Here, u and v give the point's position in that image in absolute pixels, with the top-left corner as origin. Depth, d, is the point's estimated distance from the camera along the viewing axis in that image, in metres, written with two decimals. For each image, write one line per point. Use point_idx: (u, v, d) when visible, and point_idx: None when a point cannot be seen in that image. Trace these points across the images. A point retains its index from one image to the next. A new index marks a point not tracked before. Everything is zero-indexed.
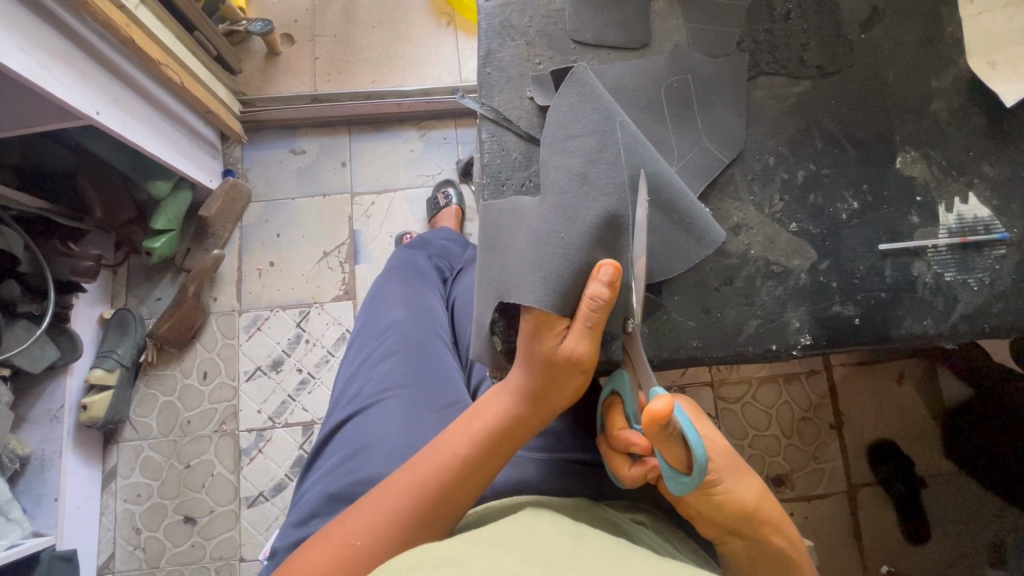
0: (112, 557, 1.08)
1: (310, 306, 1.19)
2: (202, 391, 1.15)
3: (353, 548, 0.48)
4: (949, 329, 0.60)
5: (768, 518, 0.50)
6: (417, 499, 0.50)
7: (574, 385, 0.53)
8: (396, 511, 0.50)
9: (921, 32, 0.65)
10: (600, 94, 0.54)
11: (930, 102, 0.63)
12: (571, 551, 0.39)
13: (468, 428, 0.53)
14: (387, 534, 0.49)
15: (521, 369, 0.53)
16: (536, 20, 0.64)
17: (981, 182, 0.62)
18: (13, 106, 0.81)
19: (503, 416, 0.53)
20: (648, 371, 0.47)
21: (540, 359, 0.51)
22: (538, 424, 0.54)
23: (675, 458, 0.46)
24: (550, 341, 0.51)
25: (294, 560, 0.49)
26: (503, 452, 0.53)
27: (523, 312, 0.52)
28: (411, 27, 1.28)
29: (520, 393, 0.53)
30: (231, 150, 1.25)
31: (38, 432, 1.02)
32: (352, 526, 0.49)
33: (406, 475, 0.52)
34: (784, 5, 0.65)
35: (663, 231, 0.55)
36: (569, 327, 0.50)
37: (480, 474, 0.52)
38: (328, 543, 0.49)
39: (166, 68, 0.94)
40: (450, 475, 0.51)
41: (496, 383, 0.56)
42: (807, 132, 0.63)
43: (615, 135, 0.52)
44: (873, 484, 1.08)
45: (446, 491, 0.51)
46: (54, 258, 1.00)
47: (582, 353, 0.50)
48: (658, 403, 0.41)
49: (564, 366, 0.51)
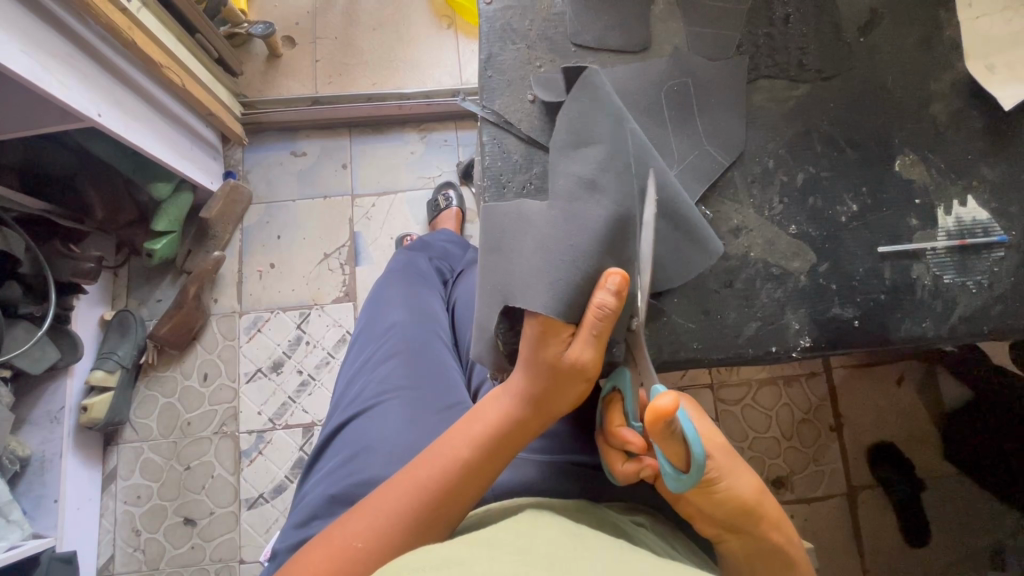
0: (112, 559, 1.08)
1: (311, 307, 1.19)
2: (203, 393, 1.15)
3: (353, 551, 0.48)
4: (948, 332, 0.60)
5: (767, 515, 0.50)
6: (418, 502, 0.50)
7: (576, 389, 0.53)
8: (396, 514, 0.50)
9: (919, 36, 0.65)
10: (611, 103, 0.55)
11: (929, 106, 0.64)
12: (572, 552, 0.39)
13: (469, 430, 0.53)
14: (387, 537, 0.49)
15: (522, 372, 0.53)
16: (536, 24, 0.65)
17: (980, 185, 0.62)
18: (16, 108, 0.81)
19: (503, 418, 0.53)
20: (652, 371, 0.48)
21: (542, 363, 0.51)
22: (539, 427, 0.54)
23: (675, 456, 0.46)
24: (552, 345, 0.51)
25: (294, 562, 0.49)
26: (504, 454, 0.54)
27: (528, 316, 0.52)
28: (411, 30, 1.29)
29: (520, 396, 0.53)
30: (231, 152, 1.26)
31: (38, 434, 1.02)
32: (352, 529, 0.49)
33: (407, 478, 0.52)
34: (784, 9, 0.65)
35: (669, 242, 0.55)
36: (572, 332, 0.51)
37: (479, 477, 0.52)
38: (329, 546, 0.49)
39: (168, 70, 0.94)
40: (450, 477, 0.51)
41: (496, 386, 0.56)
42: (806, 135, 0.63)
43: (626, 145, 0.53)
44: (873, 487, 1.08)
45: (447, 493, 0.51)
46: (55, 260, 1.00)
47: (585, 360, 0.50)
48: (664, 399, 0.41)
49: (566, 371, 0.51)
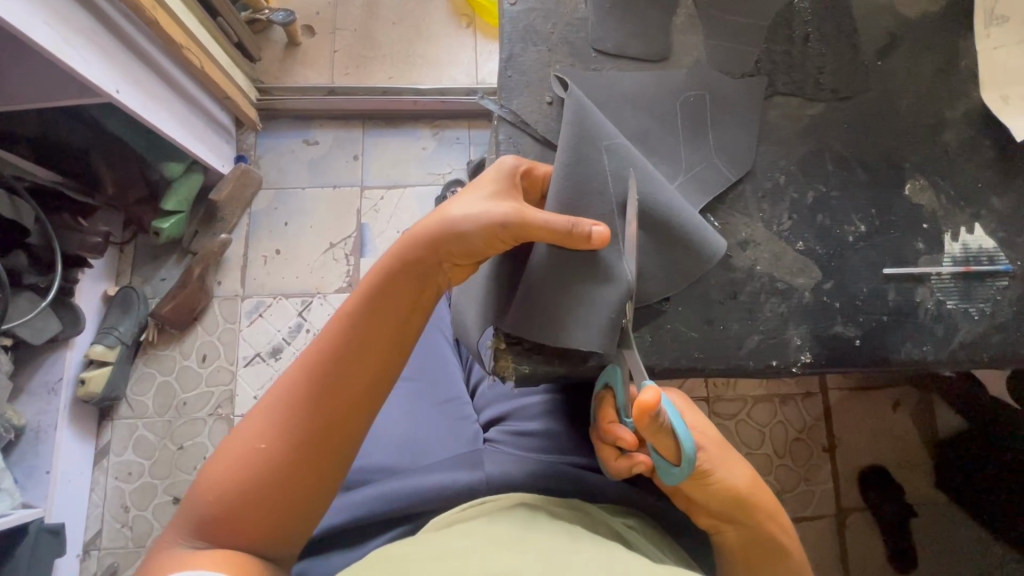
0: (99, 534, 1.08)
1: (313, 296, 1.20)
2: (200, 373, 1.16)
3: (257, 451, 0.50)
4: (947, 357, 0.60)
5: (761, 505, 0.53)
6: (310, 380, 0.51)
7: (463, 275, 0.56)
8: (288, 395, 0.51)
9: (937, 63, 0.66)
10: (592, 117, 0.55)
11: (941, 133, 0.64)
12: (561, 545, 0.43)
13: (358, 298, 0.53)
14: (235, 514, 0.48)
15: (404, 253, 0.53)
16: (559, 28, 0.65)
17: (988, 214, 0.63)
18: (38, 80, 0.82)
19: (390, 270, 0.53)
20: (641, 364, 0.52)
21: (424, 248, 0.53)
22: (431, 270, 0.54)
23: (668, 450, 0.49)
24: (446, 215, 0.53)
25: (153, 545, 0.50)
26: (383, 398, 0.55)
27: (497, 171, 0.55)
28: (432, 27, 1.30)
29: (399, 323, 0.54)
30: (244, 137, 1.26)
31: (34, 404, 1.03)
32: (195, 499, 0.49)
33: (296, 365, 0.52)
34: (805, 27, 0.66)
35: (659, 254, 0.56)
36: (506, 176, 0.54)
37: (352, 433, 0.52)
38: (235, 445, 0.50)
39: (188, 51, 0.95)
40: (338, 347, 0.52)
41: (389, 250, 0.55)
42: (819, 154, 0.64)
43: (603, 167, 0.54)
44: (863, 510, 1.09)
45: (337, 361, 0.52)
46: (64, 233, 1.02)
47: (504, 235, 0.51)
48: (647, 393, 0.45)
49: (464, 221, 0.52)
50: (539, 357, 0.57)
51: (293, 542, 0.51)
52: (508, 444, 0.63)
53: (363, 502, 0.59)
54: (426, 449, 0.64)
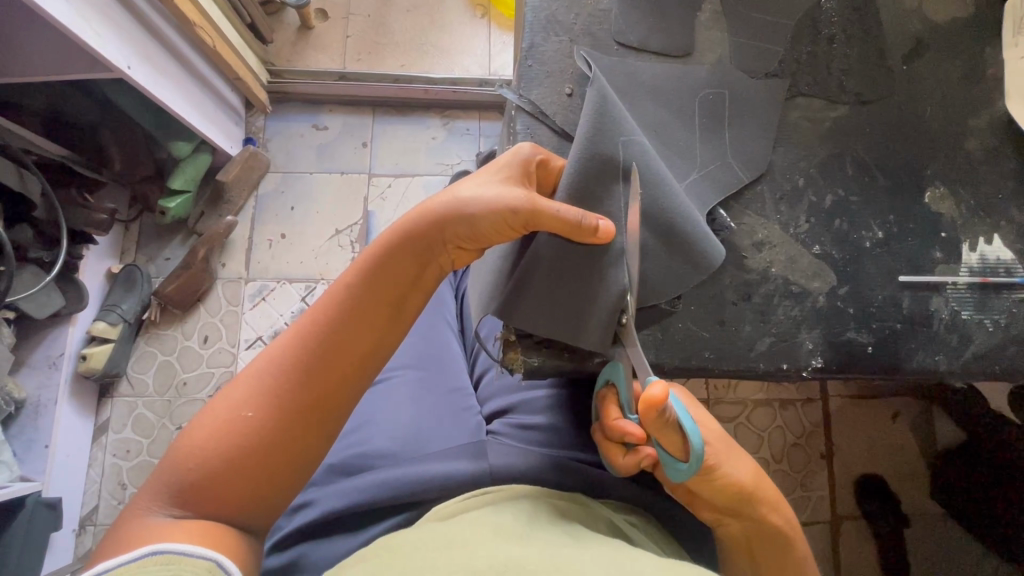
0: (95, 509, 1.08)
1: (317, 281, 1.19)
2: (201, 354, 1.16)
3: (246, 420, 0.48)
4: (960, 367, 0.59)
5: (764, 498, 0.53)
6: (305, 352, 0.50)
7: (464, 260, 0.56)
8: (281, 365, 0.50)
9: (962, 70, 0.65)
10: (613, 110, 0.55)
11: (964, 142, 0.64)
12: (563, 540, 0.43)
13: (359, 272, 0.53)
14: (216, 482, 0.47)
15: (410, 231, 0.53)
16: (582, 19, 0.64)
17: (1007, 225, 0.62)
18: (48, 53, 0.82)
19: (394, 247, 0.53)
20: (644, 359, 0.50)
21: (432, 228, 0.53)
22: (434, 251, 0.54)
23: (675, 445, 0.49)
24: (457, 195, 0.52)
25: (119, 516, 0.47)
26: (373, 375, 0.54)
27: (513, 154, 0.54)
28: (447, 15, 1.29)
29: (395, 301, 0.54)
30: (254, 118, 1.25)
31: (34, 378, 1.02)
32: (172, 466, 0.48)
33: (291, 335, 0.51)
34: (830, 29, 0.65)
35: (661, 259, 0.56)
36: (524, 162, 0.53)
37: (340, 406, 0.52)
38: (220, 411, 0.49)
39: (200, 30, 0.95)
40: (337, 320, 0.52)
41: (395, 224, 0.54)
42: (839, 157, 0.63)
43: (617, 160, 0.53)
44: (857, 518, 1.09)
45: (334, 335, 0.51)
46: (71, 209, 1.01)
47: (515, 222, 0.51)
48: (655, 389, 0.44)
49: (475, 204, 0.51)
50: (546, 350, 0.57)
51: (269, 513, 0.50)
52: (510, 437, 0.63)
53: (366, 487, 0.58)
54: (429, 436, 0.63)
